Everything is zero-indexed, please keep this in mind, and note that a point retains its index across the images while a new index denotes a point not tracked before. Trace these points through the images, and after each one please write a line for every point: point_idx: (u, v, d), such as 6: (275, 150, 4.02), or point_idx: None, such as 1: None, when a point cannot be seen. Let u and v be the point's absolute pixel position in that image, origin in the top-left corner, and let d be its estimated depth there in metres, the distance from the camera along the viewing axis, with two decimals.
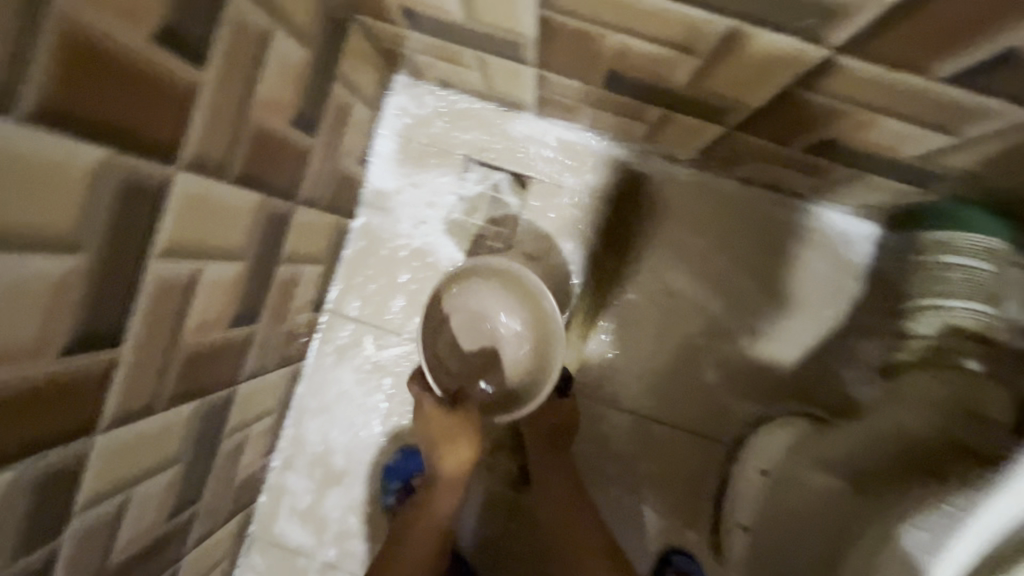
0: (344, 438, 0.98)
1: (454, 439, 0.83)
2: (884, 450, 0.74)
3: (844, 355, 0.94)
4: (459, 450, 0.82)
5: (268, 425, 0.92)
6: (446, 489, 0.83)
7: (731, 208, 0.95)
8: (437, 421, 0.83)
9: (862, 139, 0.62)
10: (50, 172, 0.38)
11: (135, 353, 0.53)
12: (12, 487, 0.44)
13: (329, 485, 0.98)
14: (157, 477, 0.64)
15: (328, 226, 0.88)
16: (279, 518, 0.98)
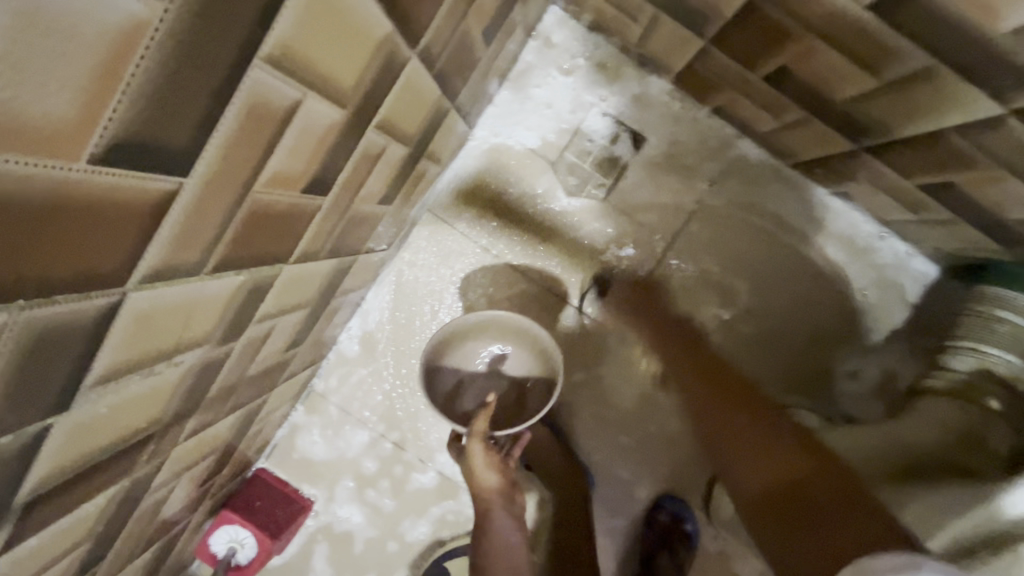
0: (452, 288, 1.08)
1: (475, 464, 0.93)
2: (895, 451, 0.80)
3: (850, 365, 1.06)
4: (491, 472, 0.93)
5: (355, 297, 1.01)
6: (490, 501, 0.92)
7: (805, 213, 1.04)
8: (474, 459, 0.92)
9: (976, 192, 0.70)
10: (360, 36, 0.45)
11: (329, 204, 0.61)
12: (241, 286, 0.53)
13: (429, 307, 1.09)
14: (296, 314, 0.74)
15: (458, 133, 0.94)
16: (374, 321, 1.10)
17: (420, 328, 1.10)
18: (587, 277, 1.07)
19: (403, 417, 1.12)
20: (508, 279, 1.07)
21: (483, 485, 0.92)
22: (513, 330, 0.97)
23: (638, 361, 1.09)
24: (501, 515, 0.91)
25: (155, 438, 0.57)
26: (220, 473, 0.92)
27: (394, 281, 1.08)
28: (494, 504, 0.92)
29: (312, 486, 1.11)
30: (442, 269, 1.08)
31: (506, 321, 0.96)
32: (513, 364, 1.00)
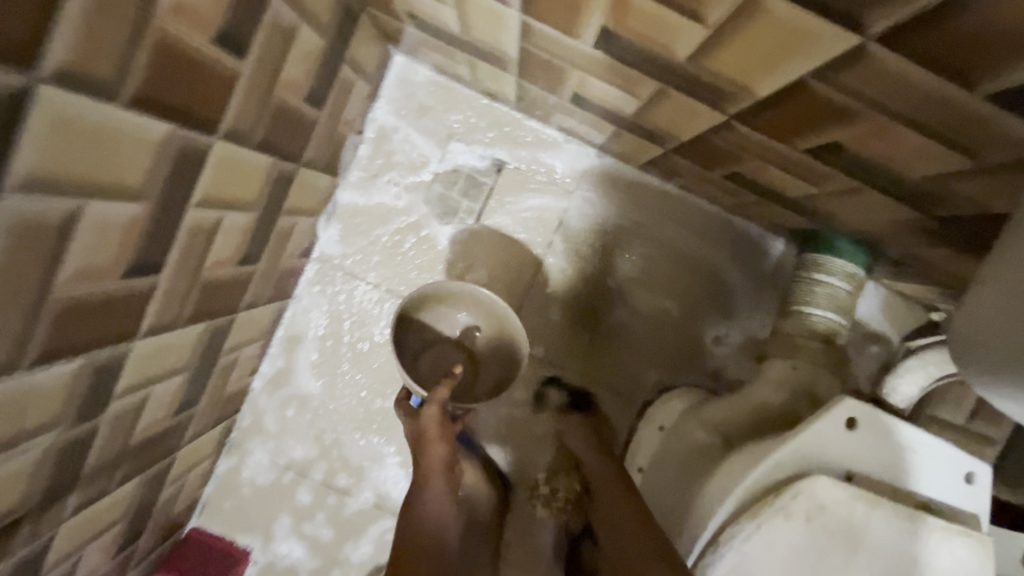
0: (349, 323, 1.12)
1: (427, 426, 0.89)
2: (748, 417, 0.89)
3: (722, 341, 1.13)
4: (438, 442, 0.88)
5: (255, 350, 1.06)
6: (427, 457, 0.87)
7: (661, 205, 1.13)
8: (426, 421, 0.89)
9: (758, 176, 0.79)
10: (133, 140, 0.51)
11: (166, 282, 0.66)
12: (78, 371, 0.58)
13: (334, 346, 1.12)
14: (170, 381, 0.79)
15: (323, 183, 1.01)
16: (279, 372, 1.11)
17: (326, 365, 1.11)
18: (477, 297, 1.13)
19: (329, 452, 1.11)
20: (400, 310, 1.12)
21: (429, 452, 0.87)
22: (479, 306, 1.01)
23: (540, 369, 1.15)
24: (437, 489, 0.85)
25: (26, 521, 0.62)
26: (139, 540, 0.95)
27: (294, 327, 1.11)
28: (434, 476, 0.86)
29: (247, 536, 1.15)
30: (340, 310, 1.12)
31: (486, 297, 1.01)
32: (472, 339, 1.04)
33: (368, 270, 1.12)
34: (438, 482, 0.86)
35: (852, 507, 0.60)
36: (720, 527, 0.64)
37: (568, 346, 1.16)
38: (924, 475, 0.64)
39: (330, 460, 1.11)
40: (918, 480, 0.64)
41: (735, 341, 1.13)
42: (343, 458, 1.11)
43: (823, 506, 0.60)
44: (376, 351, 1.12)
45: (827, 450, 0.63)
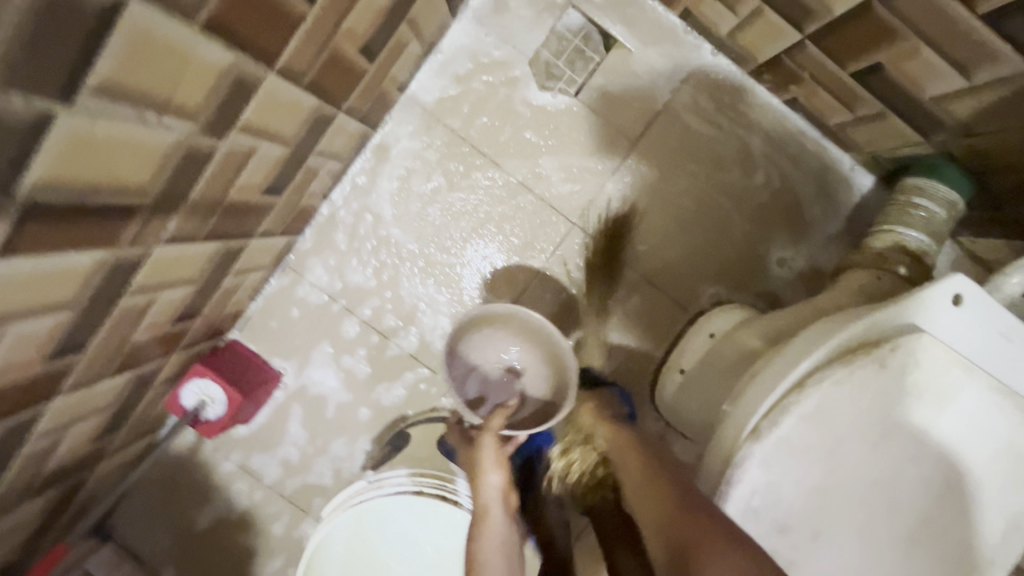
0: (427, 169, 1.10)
1: (485, 453, 0.90)
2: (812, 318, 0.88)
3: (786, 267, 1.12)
4: (498, 469, 0.88)
5: (334, 170, 1.05)
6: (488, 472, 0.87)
7: (760, 119, 1.09)
8: (486, 450, 0.90)
9: (898, 71, 0.78)
10: None
11: (312, 20, 0.65)
12: (228, 69, 0.58)
13: (406, 190, 1.10)
14: (274, 146, 0.79)
15: (441, 12, 0.99)
16: (348, 202, 1.10)
17: (397, 206, 1.10)
18: (559, 172, 1.12)
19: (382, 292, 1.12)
20: (478, 168, 1.10)
21: (485, 481, 0.87)
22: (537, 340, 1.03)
23: (603, 258, 1.14)
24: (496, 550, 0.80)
25: (141, 216, 0.62)
26: (193, 320, 0.96)
27: (373, 160, 1.10)
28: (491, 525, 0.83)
29: (282, 360, 1.16)
30: (421, 155, 1.10)
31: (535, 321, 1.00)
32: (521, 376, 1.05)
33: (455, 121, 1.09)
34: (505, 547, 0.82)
35: (933, 367, 0.62)
36: (801, 377, 0.63)
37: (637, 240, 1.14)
38: (1012, 364, 0.64)
39: (384, 299, 1.13)
40: (1006, 367, 0.64)
41: (798, 266, 1.12)
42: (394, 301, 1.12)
43: (915, 359, 0.61)
44: (449, 203, 1.11)
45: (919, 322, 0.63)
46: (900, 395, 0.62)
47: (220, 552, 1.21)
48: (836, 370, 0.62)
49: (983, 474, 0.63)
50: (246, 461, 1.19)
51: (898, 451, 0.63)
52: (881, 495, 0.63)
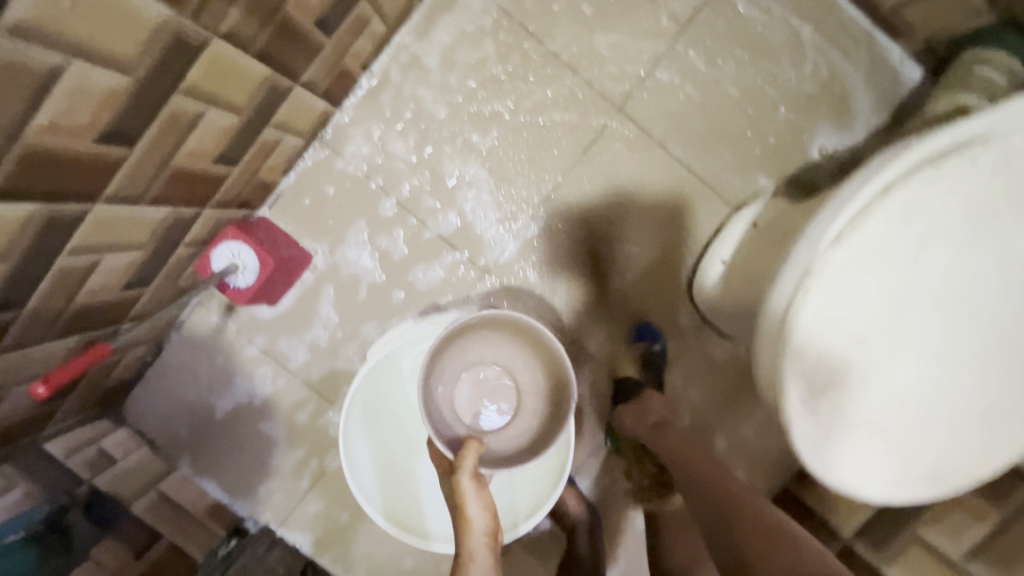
0: (471, 46, 1.09)
1: (465, 493, 0.83)
2: None
3: (831, 161, 1.10)
4: (481, 514, 0.82)
5: (378, 35, 1.03)
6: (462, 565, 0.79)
7: (810, 5, 1.08)
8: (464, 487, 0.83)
9: None
10: None
11: None
12: None
13: (449, 65, 1.10)
14: None
15: None
16: (390, 77, 1.10)
17: (441, 84, 1.10)
18: (604, 56, 1.10)
19: (422, 171, 1.12)
20: (521, 47, 1.10)
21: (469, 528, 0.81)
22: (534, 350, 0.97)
23: (645, 147, 1.12)
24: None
25: None
26: (231, 172, 0.93)
27: (417, 34, 1.09)
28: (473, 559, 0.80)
29: (313, 241, 1.13)
30: (465, 31, 1.09)
31: (518, 320, 0.94)
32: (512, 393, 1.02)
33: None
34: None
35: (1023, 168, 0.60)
36: (886, 185, 0.61)
37: (680, 128, 1.11)
38: None
39: (421, 180, 1.12)
40: None
41: (841, 157, 1.10)
42: (432, 180, 1.12)
43: (1006, 156, 0.59)
44: (490, 82, 1.10)
45: (1012, 124, 0.60)
46: (985, 196, 0.60)
47: (240, 440, 1.18)
48: (921, 173, 0.60)
49: None
50: (271, 345, 1.16)
51: (981, 254, 0.61)
52: (962, 299, 0.62)
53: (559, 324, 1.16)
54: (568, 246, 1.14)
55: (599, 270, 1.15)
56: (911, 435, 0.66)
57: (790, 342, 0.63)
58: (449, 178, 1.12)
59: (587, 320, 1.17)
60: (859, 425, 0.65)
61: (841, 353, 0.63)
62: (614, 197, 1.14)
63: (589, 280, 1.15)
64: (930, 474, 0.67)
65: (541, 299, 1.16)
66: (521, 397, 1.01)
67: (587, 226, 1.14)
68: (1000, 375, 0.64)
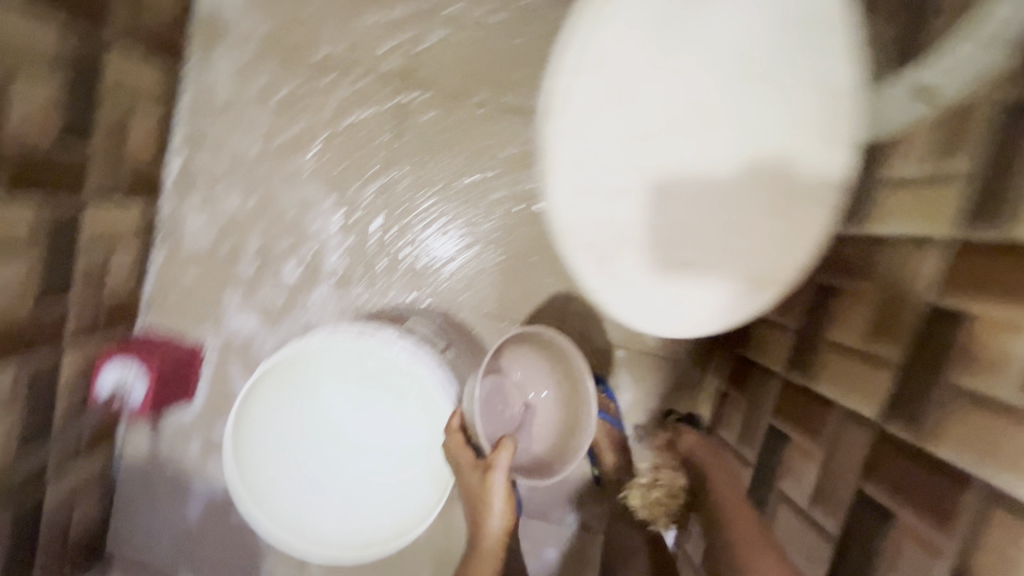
0: (247, 92, 1.11)
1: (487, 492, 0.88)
2: None
3: None
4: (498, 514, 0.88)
5: (152, 123, 1.04)
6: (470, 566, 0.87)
7: None
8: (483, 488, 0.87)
9: None
10: None
11: None
12: None
13: (235, 119, 1.11)
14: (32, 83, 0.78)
15: None
16: (189, 154, 1.11)
17: (237, 138, 1.11)
18: (369, 43, 1.11)
19: (260, 225, 1.13)
20: (292, 71, 1.11)
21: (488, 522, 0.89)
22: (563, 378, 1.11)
23: (447, 106, 1.13)
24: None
25: None
26: (68, 307, 0.95)
27: (194, 105, 1.11)
28: (486, 545, 0.89)
29: (196, 331, 1.16)
30: (235, 82, 1.11)
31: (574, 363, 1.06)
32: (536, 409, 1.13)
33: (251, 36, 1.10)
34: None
35: None
36: (568, 59, 0.67)
37: (470, 75, 1.12)
38: None
39: (263, 230, 1.13)
40: None
41: None
42: (273, 228, 1.13)
43: None
44: (280, 116, 1.11)
45: None
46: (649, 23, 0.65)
47: (222, 537, 1.21)
48: (589, 33, 0.66)
49: (769, 52, 0.64)
50: (207, 441, 1.19)
51: (676, 72, 0.65)
52: (681, 115, 0.65)
53: (452, 302, 1.19)
54: (423, 229, 1.16)
55: (462, 237, 1.16)
56: (713, 253, 0.66)
57: (555, 222, 0.67)
58: (288, 215, 1.13)
59: (475, 287, 1.18)
60: (657, 268, 0.66)
61: (605, 209, 0.66)
62: (442, 165, 1.14)
63: (458, 249, 1.17)
64: (754, 278, 0.66)
65: (424, 285, 1.18)
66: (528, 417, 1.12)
67: (430, 202, 1.15)
68: (764, 160, 0.65)
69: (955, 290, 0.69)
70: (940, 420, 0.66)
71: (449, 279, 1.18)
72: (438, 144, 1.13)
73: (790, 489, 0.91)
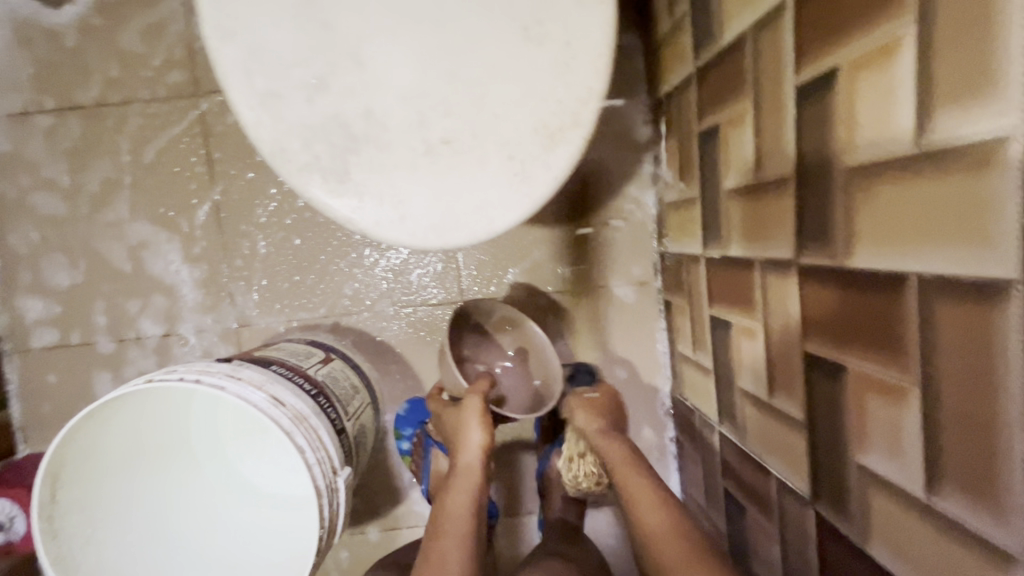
0: (37, 165, 1.00)
1: (466, 416, 0.83)
2: None
3: None
4: (478, 430, 0.81)
5: None
6: (451, 490, 0.77)
7: None
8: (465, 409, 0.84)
9: None
10: None
11: None
12: None
13: (37, 198, 1.00)
14: None
15: None
16: (4, 252, 1.01)
17: (47, 218, 1.01)
18: (143, 65, 1.00)
19: (103, 300, 1.02)
20: (75, 124, 1.00)
21: (466, 442, 0.81)
22: (530, 341, 0.96)
23: None
24: (459, 506, 0.74)
25: None
26: None
27: None
28: (466, 472, 0.79)
29: None
30: (21, 158, 1.00)
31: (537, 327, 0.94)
32: (516, 382, 0.97)
33: (19, 104, 0.99)
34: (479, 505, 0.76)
35: None
36: None
37: None
38: None
39: (109, 304, 1.02)
40: None
41: None
42: (118, 298, 1.02)
43: None
44: (81, 177, 1.00)
45: None
46: None
47: None
48: None
49: None
50: None
51: None
52: None
53: (338, 308, 1.04)
54: (275, 240, 1.02)
55: (319, 233, 1.02)
56: (474, 116, 0.49)
57: (259, 152, 0.49)
58: (128, 279, 1.01)
59: (356, 285, 1.04)
60: (414, 157, 0.49)
61: (315, 112, 0.49)
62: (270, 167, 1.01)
63: (320, 249, 1.02)
64: (538, 128, 0.50)
65: (298, 301, 1.03)
66: (512, 391, 0.96)
67: (271, 211, 1.02)
68: None
69: (814, 51, 0.51)
70: (849, 221, 0.47)
71: (324, 285, 1.03)
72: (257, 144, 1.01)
73: (748, 383, 0.72)
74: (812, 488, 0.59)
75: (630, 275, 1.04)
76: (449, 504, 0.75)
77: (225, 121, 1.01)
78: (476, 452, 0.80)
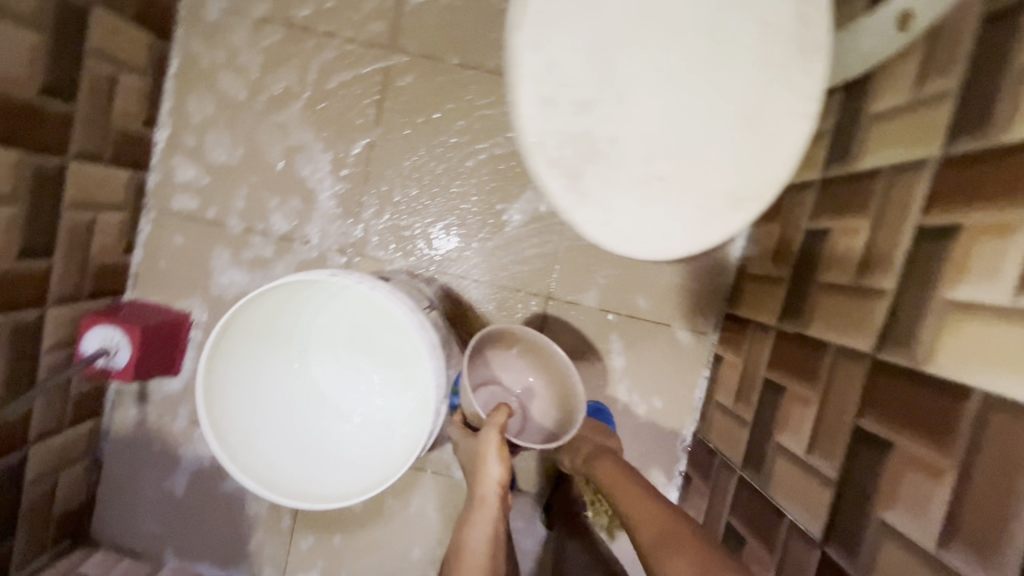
0: (234, 59, 1.12)
1: (487, 450, 0.90)
2: None
3: None
4: (495, 465, 0.90)
5: (140, 86, 1.06)
6: (473, 519, 0.90)
7: None
8: (484, 443, 0.91)
9: None
10: None
11: None
12: None
13: (223, 86, 1.13)
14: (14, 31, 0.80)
15: None
16: (176, 121, 1.13)
17: (225, 106, 1.13)
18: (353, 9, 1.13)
19: (247, 190, 1.14)
20: (278, 36, 1.13)
21: (484, 476, 0.89)
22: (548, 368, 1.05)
23: (429, 69, 1.15)
24: (478, 538, 0.88)
25: None
26: (53, 264, 0.96)
27: (182, 72, 1.12)
28: (484, 504, 0.90)
29: (184, 299, 1.16)
30: (222, 49, 1.12)
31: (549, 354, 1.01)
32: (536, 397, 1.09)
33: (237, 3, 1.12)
34: (495, 533, 0.90)
35: None
36: None
37: (451, 38, 1.14)
38: None
39: (251, 196, 1.14)
40: None
41: None
42: (260, 194, 1.14)
43: None
44: (267, 82, 1.13)
45: None
46: None
47: (209, 508, 1.20)
48: None
49: None
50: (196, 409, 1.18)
51: None
52: (652, 21, 0.62)
53: (441, 267, 1.17)
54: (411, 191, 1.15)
55: (449, 198, 1.16)
56: (688, 169, 0.64)
57: (522, 139, 0.63)
58: (276, 181, 1.14)
59: (463, 252, 1.17)
60: (633, 183, 0.64)
61: (574, 126, 0.63)
62: (427, 130, 1.15)
63: (444, 212, 1.16)
64: (730, 194, 0.64)
65: (411, 249, 1.16)
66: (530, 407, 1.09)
67: (416, 166, 1.15)
68: (739, 72, 0.63)
69: (944, 206, 0.66)
70: (935, 339, 0.62)
71: (436, 243, 1.16)
72: (424, 106, 1.15)
73: (787, 439, 0.87)
74: (826, 532, 0.73)
75: (694, 323, 1.18)
76: (471, 536, 0.88)
77: (404, 78, 1.15)
78: (492, 488, 0.89)
